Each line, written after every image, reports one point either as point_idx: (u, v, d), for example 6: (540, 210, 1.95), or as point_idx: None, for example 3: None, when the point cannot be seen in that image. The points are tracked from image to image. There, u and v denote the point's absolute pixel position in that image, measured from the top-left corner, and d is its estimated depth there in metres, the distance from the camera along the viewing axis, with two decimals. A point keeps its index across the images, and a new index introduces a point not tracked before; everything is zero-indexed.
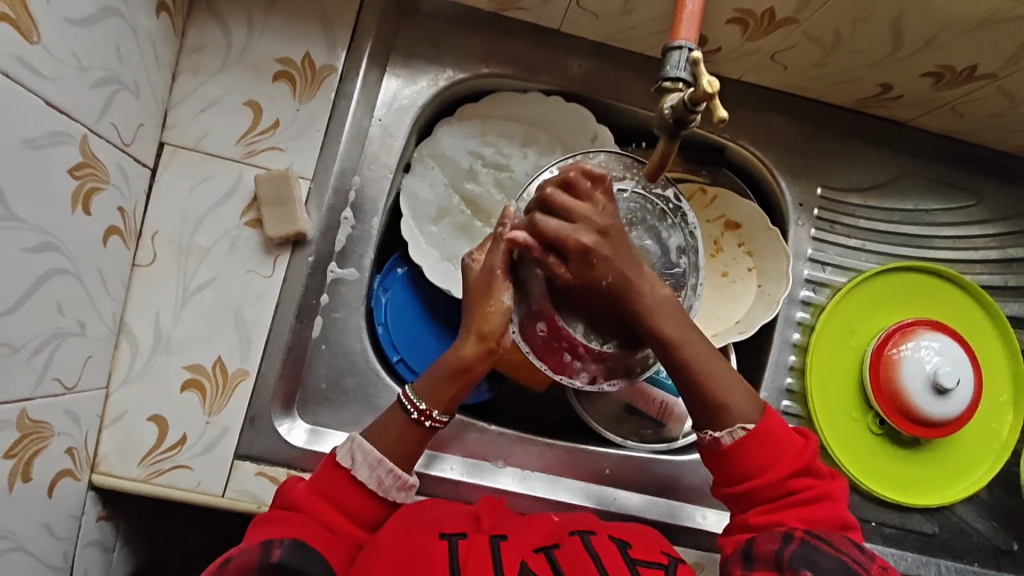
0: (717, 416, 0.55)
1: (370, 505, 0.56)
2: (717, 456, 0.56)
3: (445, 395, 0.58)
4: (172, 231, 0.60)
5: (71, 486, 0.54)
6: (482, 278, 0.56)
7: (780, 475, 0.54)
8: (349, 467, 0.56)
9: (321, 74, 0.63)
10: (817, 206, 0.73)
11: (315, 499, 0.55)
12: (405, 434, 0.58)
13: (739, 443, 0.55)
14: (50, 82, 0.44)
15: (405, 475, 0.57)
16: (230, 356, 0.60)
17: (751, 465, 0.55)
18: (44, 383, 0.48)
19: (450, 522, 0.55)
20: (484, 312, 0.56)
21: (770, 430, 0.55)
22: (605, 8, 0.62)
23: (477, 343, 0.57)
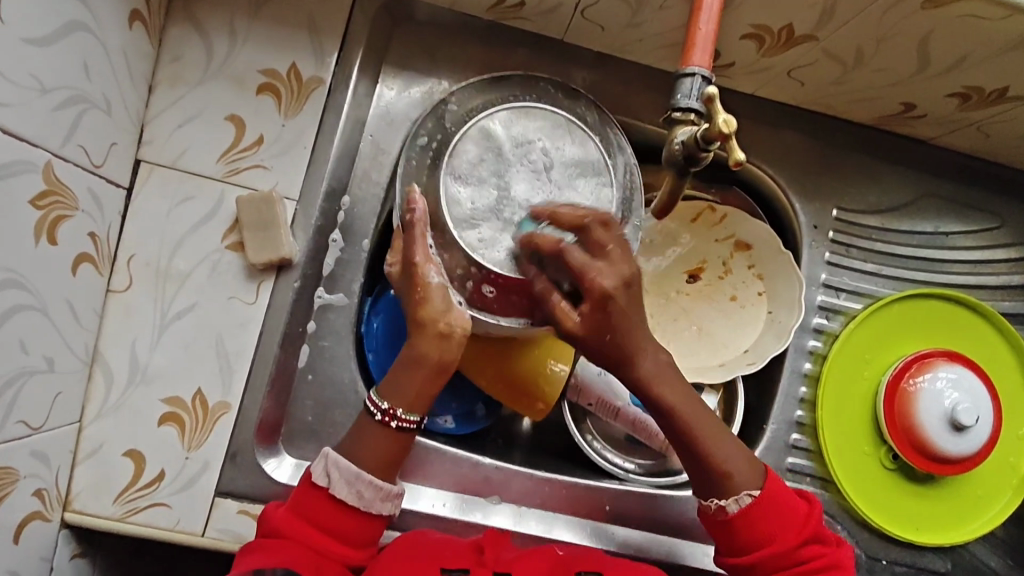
0: (718, 485, 0.55)
1: (356, 523, 0.53)
2: (721, 525, 0.55)
3: (406, 390, 0.55)
4: (149, 254, 0.57)
5: (41, 528, 0.51)
6: (403, 271, 0.55)
7: (791, 544, 0.53)
8: (327, 486, 0.52)
9: (308, 87, 0.60)
10: (833, 229, 0.69)
11: (297, 523, 0.52)
12: (385, 443, 0.54)
13: (745, 510, 0.54)
14: (6, 108, 0.41)
15: (386, 485, 0.54)
16: (211, 387, 0.57)
17: (758, 536, 0.54)
18: (8, 426, 0.45)
19: (450, 554, 0.53)
20: (418, 301, 0.55)
21: (774, 497, 0.54)
22: (611, 19, 0.58)
23: (423, 333, 0.55)
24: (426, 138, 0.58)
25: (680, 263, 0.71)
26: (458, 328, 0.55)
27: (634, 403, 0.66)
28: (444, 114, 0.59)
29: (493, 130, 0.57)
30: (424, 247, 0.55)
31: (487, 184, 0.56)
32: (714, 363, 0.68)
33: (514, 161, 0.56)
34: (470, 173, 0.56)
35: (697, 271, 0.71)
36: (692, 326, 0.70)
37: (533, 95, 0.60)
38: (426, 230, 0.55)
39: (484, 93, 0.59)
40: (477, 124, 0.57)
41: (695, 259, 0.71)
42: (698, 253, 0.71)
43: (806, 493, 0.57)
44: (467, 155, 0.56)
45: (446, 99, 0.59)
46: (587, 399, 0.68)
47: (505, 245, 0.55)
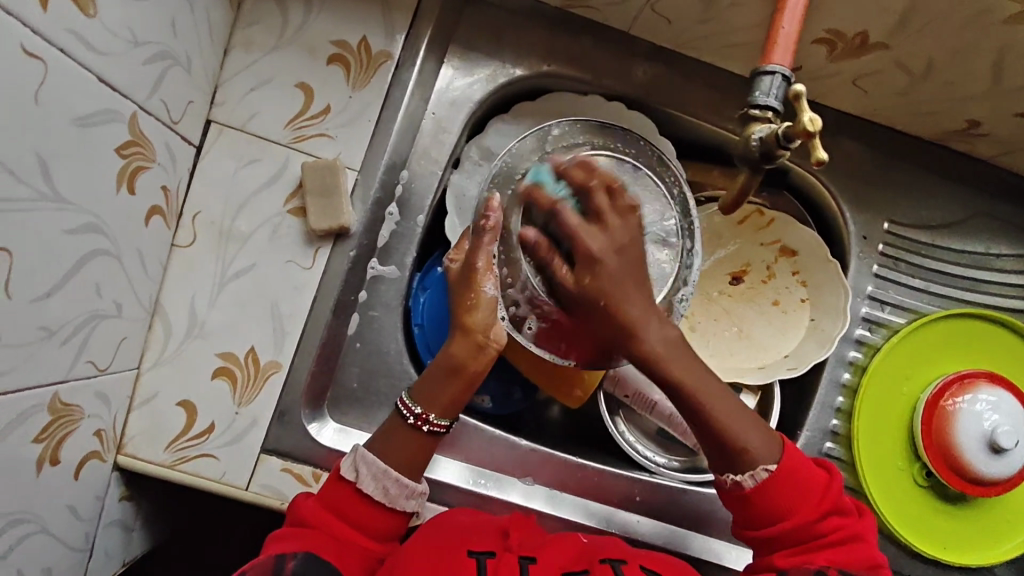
0: (736, 460, 0.53)
1: (379, 517, 0.55)
2: (739, 500, 0.54)
3: (442, 395, 0.57)
4: (214, 213, 0.58)
5: (98, 467, 0.53)
6: (461, 272, 0.58)
7: (809, 514, 0.53)
8: (353, 480, 0.55)
9: (378, 61, 0.61)
10: (883, 241, 0.69)
11: (324, 513, 0.54)
12: (412, 444, 0.56)
13: (762, 484, 0.53)
14: (106, 58, 0.41)
15: (411, 483, 0.55)
16: (263, 347, 0.59)
17: (778, 508, 0.53)
18: (77, 365, 0.47)
19: (478, 534, 0.54)
20: (469, 305, 0.58)
21: (793, 468, 0.53)
22: (680, 13, 0.58)
23: (466, 339, 0.58)
24: (520, 164, 0.59)
25: (723, 264, 0.71)
26: (496, 342, 0.58)
27: (670, 397, 0.67)
28: (547, 137, 0.59)
29: (591, 168, 0.58)
30: (487, 253, 0.57)
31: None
32: (753, 366, 0.69)
33: None
34: None
35: (741, 274, 0.71)
36: (732, 328, 0.70)
37: (635, 150, 0.60)
38: (493, 240, 0.56)
39: (588, 132, 0.60)
40: (571, 161, 0.58)
41: (739, 262, 0.72)
42: (743, 257, 0.72)
43: (825, 463, 0.57)
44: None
45: (562, 126, 0.60)
46: (623, 391, 0.69)
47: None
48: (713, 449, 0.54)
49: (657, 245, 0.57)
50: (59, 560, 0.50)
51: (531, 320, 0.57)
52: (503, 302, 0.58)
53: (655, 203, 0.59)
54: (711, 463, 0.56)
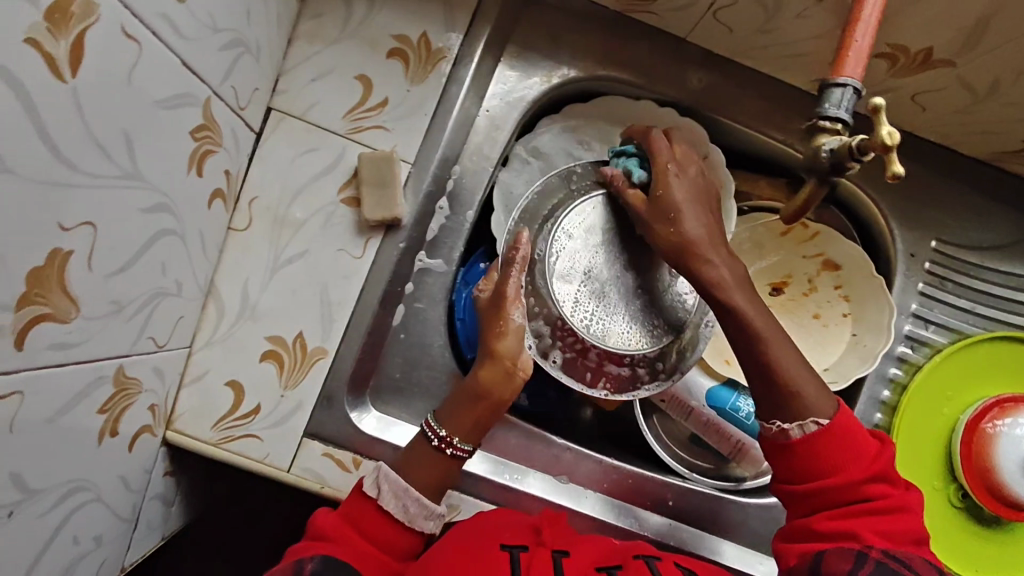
0: (788, 407, 0.52)
1: (398, 535, 0.55)
2: (785, 451, 0.52)
3: (466, 420, 0.58)
4: (270, 199, 0.60)
5: (149, 441, 0.54)
6: (492, 300, 0.59)
7: (856, 480, 0.50)
8: (376, 497, 0.55)
9: (436, 56, 0.62)
10: (930, 259, 0.69)
11: (345, 528, 0.54)
12: (435, 463, 0.57)
13: (809, 438, 0.51)
14: (189, 42, 0.42)
15: (431, 504, 0.56)
16: (311, 332, 0.60)
17: (825, 462, 0.51)
18: (140, 340, 0.48)
19: (510, 532, 0.54)
20: (497, 333, 0.59)
21: (847, 426, 0.51)
22: (743, 22, 0.58)
23: (493, 365, 0.58)
24: (549, 196, 0.63)
25: (764, 274, 0.71)
26: (522, 369, 0.59)
27: (709, 405, 0.67)
28: (573, 172, 0.63)
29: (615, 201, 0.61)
30: (516, 283, 0.59)
31: (590, 249, 0.61)
32: None
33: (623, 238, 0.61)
34: (581, 239, 0.61)
35: (782, 285, 0.72)
36: None
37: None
38: (521, 271, 0.59)
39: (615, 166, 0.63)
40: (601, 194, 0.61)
41: (781, 273, 0.72)
42: (785, 267, 0.72)
43: (880, 432, 0.54)
44: (580, 221, 0.61)
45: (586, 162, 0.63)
46: (660, 396, 0.69)
47: (594, 312, 0.60)
48: (767, 398, 0.53)
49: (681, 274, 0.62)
50: (108, 529, 0.51)
51: (562, 344, 0.61)
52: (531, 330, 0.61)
53: None
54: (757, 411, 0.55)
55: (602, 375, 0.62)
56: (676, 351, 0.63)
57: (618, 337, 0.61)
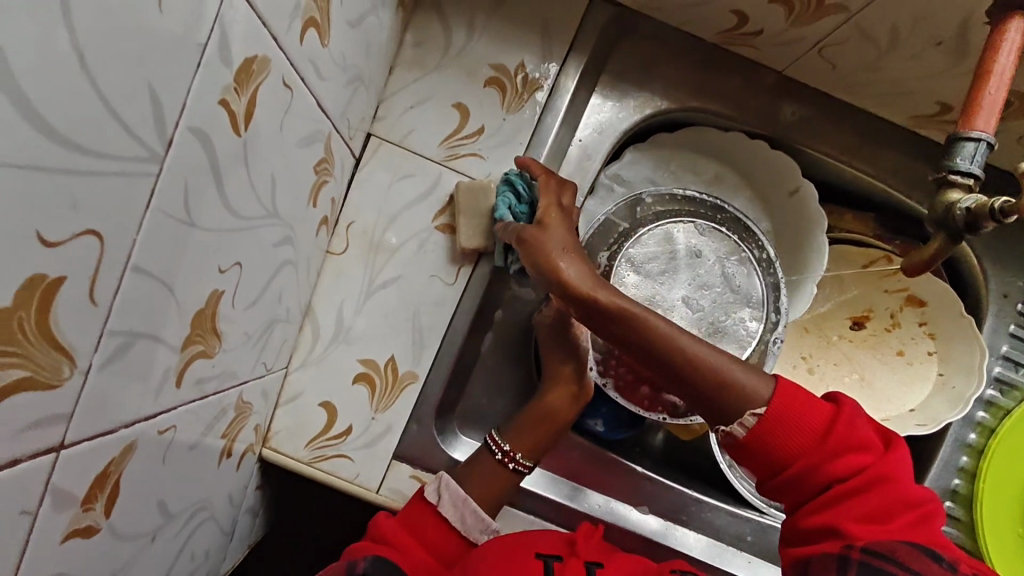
0: (725, 406, 0.47)
1: (449, 541, 0.55)
2: (740, 450, 0.47)
3: (531, 437, 0.60)
4: (366, 224, 0.61)
5: (250, 460, 0.55)
6: (555, 320, 0.61)
7: (818, 462, 0.45)
8: (435, 503, 0.56)
9: (532, 86, 0.63)
10: (1022, 300, 0.67)
11: (400, 532, 0.54)
12: (498, 479, 0.59)
13: (756, 430, 0.46)
14: (325, 82, 0.43)
15: (487, 518, 0.57)
16: (403, 356, 0.61)
17: (779, 454, 0.46)
18: (256, 366, 0.49)
19: (545, 542, 0.53)
20: (563, 357, 0.62)
21: (786, 402, 0.46)
22: (849, 60, 0.58)
23: (559, 387, 0.62)
24: (614, 225, 0.64)
25: (845, 307, 0.71)
26: (586, 391, 0.63)
27: None
28: (637, 204, 0.65)
29: (676, 237, 0.64)
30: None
31: (650, 279, 0.63)
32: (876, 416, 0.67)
33: (683, 266, 0.64)
34: (645, 266, 0.63)
35: (863, 319, 0.70)
36: (853, 375, 0.69)
37: (721, 216, 0.65)
38: None
39: (679, 201, 0.66)
40: (662, 225, 0.64)
41: (862, 307, 0.70)
42: (865, 302, 0.70)
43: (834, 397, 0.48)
44: (643, 249, 0.63)
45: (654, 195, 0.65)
46: None
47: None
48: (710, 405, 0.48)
49: (743, 307, 0.64)
50: (213, 546, 0.52)
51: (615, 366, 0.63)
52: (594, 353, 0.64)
53: (744, 271, 0.65)
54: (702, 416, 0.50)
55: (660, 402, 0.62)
56: None
57: None
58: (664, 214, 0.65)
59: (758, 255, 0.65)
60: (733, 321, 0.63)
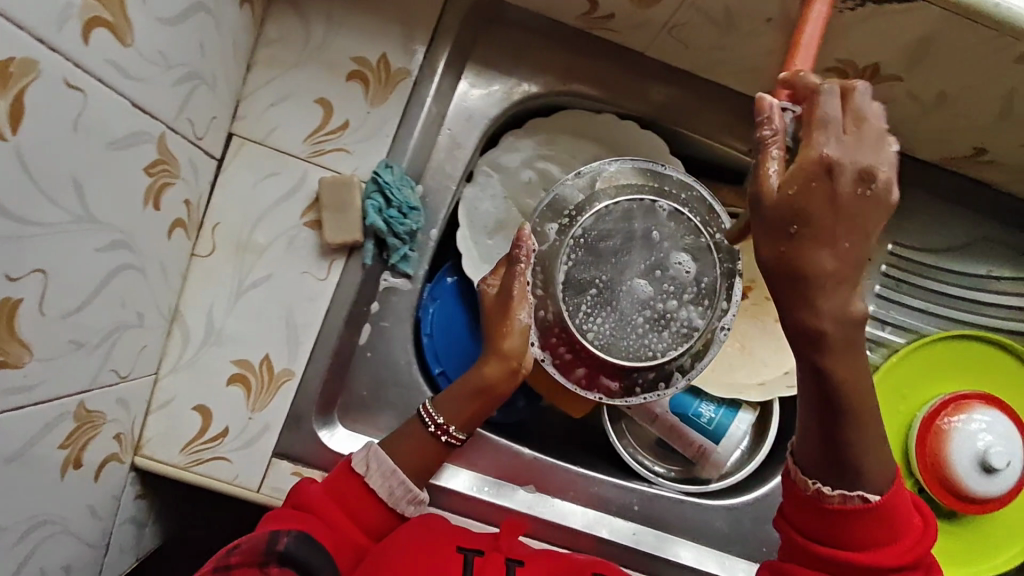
0: (847, 476, 0.49)
1: (376, 513, 0.57)
2: (821, 513, 0.51)
3: (463, 411, 0.61)
4: (233, 225, 0.59)
5: (116, 469, 0.55)
6: (499, 297, 0.61)
7: (877, 559, 0.49)
8: (363, 474, 0.57)
9: (397, 78, 0.61)
10: (886, 262, 0.70)
11: (327, 502, 0.55)
12: (429, 449, 0.60)
13: (852, 510, 0.50)
14: (137, 82, 0.42)
15: (415, 490, 0.58)
16: (277, 354, 0.60)
17: (868, 543, 0.50)
18: (102, 372, 0.48)
19: (470, 538, 0.55)
20: (502, 332, 0.61)
21: (895, 505, 0.50)
22: (697, 38, 0.58)
23: (499, 363, 0.61)
24: (570, 198, 0.64)
25: None
26: (525, 367, 0.62)
27: (673, 409, 0.67)
28: (599, 177, 0.64)
29: (636, 214, 0.62)
30: (522, 281, 0.60)
31: (602, 258, 0.62)
32: (753, 382, 0.69)
33: (637, 248, 0.62)
34: (597, 243, 0.62)
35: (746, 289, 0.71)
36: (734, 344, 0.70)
37: (684, 194, 0.64)
38: (527, 268, 0.60)
39: (642, 176, 0.64)
40: (621, 201, 0.62)
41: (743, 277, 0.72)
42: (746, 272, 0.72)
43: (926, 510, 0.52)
44: (598, 227, 0.62)
45: (618, 165, 0.64)
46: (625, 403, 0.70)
47: (596, 322, 0.61)
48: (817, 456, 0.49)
49: (696, 297, 0.62)
50: (76, 557, 0.52)
51: (563, 351, 0.63)
52: (536, 331, 0.62)
53: (702, 257, 0.62)
54: (801, 458, 0.51)
55: (600, 383, 0.63)
56: (680, 364, 0.62)
57: (621, 347, 0.61)
58: (625, 188, 0.63)
59: (717, 239, 0.62)
60: (683, 309, 0.61)
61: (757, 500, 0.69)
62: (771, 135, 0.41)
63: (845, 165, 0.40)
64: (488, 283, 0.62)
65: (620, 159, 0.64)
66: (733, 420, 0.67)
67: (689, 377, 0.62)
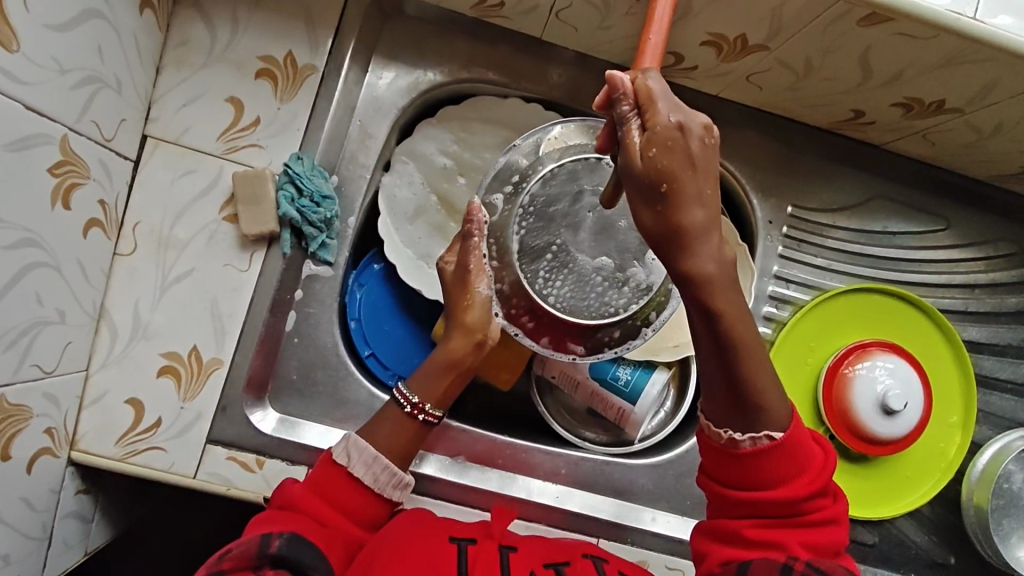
0: (748, 416, 0.50)
1: (368, 505, 0.58)
2: (730, 459, 0.52)
3: (437, 389, 0.63)
4: (153, 222, 0.62)
5: (51, 463, 0.57)
6: (457, 272, 0.64)
7: (789, 496, 0.50)
8: (346, 465, 0.58)
9: (304, 73, 0.64)
10: (787, 224, 0.74)
11: (315, 498, 0.56)
12: (405, 430, 0.61)
13: (759, 451, 0.50)
14: (27, 86, 0.46)
15: (399, 473, 0.59)
16: (205, 344, 0.63)
17: (771, 482, 0.51)
18: (23, 368, 0.51)
19: (462, 528, 0.57)
20: (464, 307, 0.63)
21: (796, 441, 0.51)
22: (583, 22, 0.63)
23: (464, 336, 0.64)
24: (517, 165, 0.64)
25: None
26: (490, 338, 0.65)
27: (593, 375, 0.71)
28: (543, 141, 0.64)
29: (582, 175, 0.61)
30: (477, 255, 0.63)
31: (552, 222, 0.61)
32: (668, 344, 0.72)
33: (588, 208, 0.60)
34: (546, 209, 0.61)
35: None
36: None
37: None
38: (481, 242, 0.62)
39: (588, 133, 0.64)
40: (564, 164, 0.61)
41: None
42: None
43: (821, 439, 0.54)
44: (545, 191, 0.61)
45: (561, 128, 0.64)
46: (550, 371, 0.74)
47: (556, 286, 0.61)
48: (720, 400, 0.50)
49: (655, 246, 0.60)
50: (17, 548, 0.54)
51: (524, 320, 0.63)
52: (498, 300, 0.64)
53: None
54: (707, 409, 0.52)
55: (568, 346, 0.63)
56: (647, 314, 0.61)
57: (583, 309, 0.61)
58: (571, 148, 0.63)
59: None
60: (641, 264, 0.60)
61: (681, 456, 0.72)
62: (629, 110, 0.44)
63: (690, 125, 0.43)
64: (446, 260, 0.65)
65: (564, 120, 0.64)
66: (648, 381, 0.71)
67: (654, 328, 0.62)
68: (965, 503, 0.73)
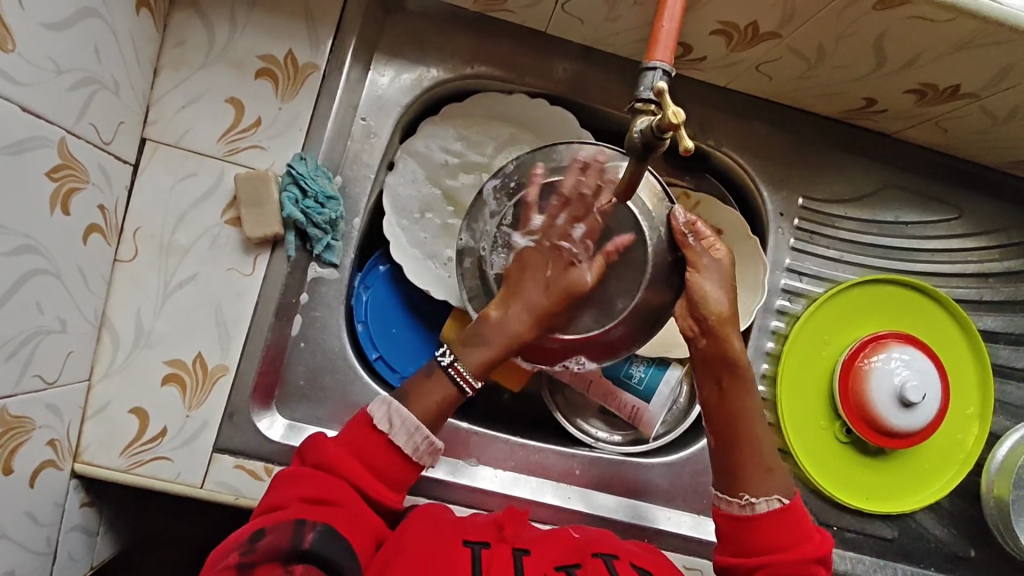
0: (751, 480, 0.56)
1: (403, 469, 0.55)
2: (742, 525, 0.55)
3: (485, 355, 0.58)
4: (153, 227, 0.60)
5: (54, 475, 0.56)
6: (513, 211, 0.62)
7: (805, 556, 0.53)
8: (386, 431, 0.55)
9: (306, 72, 0.63)
10: (798, 216, 0.73)
11: (349, 458, 0.54)
12: (442, 403, 0.57)
13: (773, 513, 0.54)
14: (25, 87, 0.45)
15: (435, 442, 0.56)
16: (210, 351, 0.61)
17: (784, 549, 0.53)
18: (25, 379, 0.49)
19: (473, 531, 0.55)
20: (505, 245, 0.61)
21: (800, 512, 0.55)
22: (589, 14, 0.62)
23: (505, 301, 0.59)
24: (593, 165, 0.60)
25: None
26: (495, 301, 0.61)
27: (606, 373, 0.71)
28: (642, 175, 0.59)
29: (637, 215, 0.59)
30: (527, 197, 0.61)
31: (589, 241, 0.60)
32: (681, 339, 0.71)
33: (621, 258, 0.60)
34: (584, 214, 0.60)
35: None
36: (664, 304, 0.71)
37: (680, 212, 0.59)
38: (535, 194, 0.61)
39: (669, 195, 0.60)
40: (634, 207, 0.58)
41: None
42: None
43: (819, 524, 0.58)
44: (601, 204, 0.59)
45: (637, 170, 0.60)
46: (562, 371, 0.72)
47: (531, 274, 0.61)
48: (727, 459, 0.57)
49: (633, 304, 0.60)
50: (22, 564, 0.52)
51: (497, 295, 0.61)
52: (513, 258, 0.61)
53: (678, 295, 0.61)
54: (721, 480, 0.57)
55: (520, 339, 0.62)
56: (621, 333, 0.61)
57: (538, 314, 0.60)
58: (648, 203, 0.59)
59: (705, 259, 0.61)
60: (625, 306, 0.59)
61: (695, 454, 0.71)
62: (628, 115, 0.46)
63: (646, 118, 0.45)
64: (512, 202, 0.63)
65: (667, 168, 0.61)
66: (661, 379, 0.70)
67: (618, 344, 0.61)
68: (985, 494, 0.72)
